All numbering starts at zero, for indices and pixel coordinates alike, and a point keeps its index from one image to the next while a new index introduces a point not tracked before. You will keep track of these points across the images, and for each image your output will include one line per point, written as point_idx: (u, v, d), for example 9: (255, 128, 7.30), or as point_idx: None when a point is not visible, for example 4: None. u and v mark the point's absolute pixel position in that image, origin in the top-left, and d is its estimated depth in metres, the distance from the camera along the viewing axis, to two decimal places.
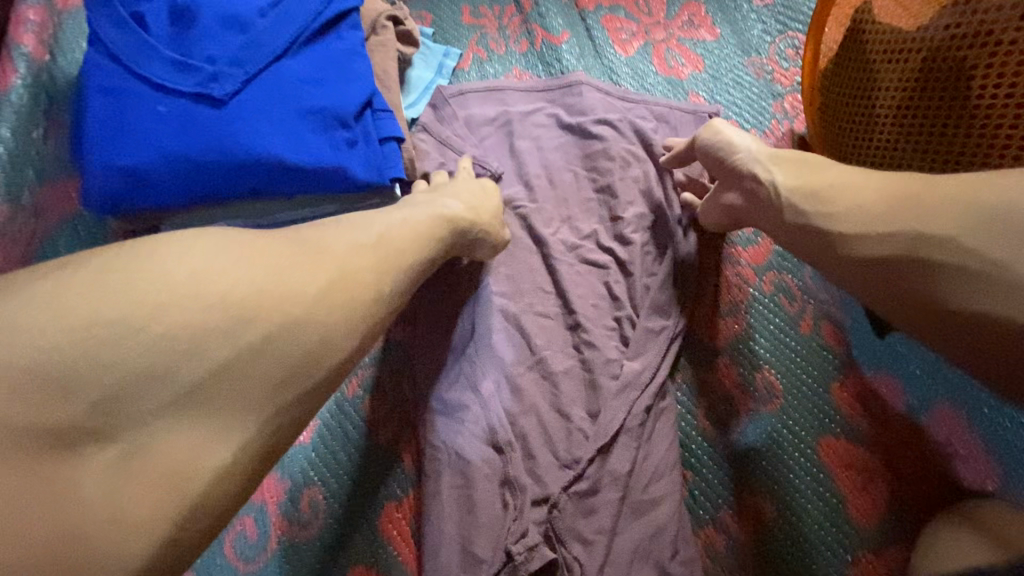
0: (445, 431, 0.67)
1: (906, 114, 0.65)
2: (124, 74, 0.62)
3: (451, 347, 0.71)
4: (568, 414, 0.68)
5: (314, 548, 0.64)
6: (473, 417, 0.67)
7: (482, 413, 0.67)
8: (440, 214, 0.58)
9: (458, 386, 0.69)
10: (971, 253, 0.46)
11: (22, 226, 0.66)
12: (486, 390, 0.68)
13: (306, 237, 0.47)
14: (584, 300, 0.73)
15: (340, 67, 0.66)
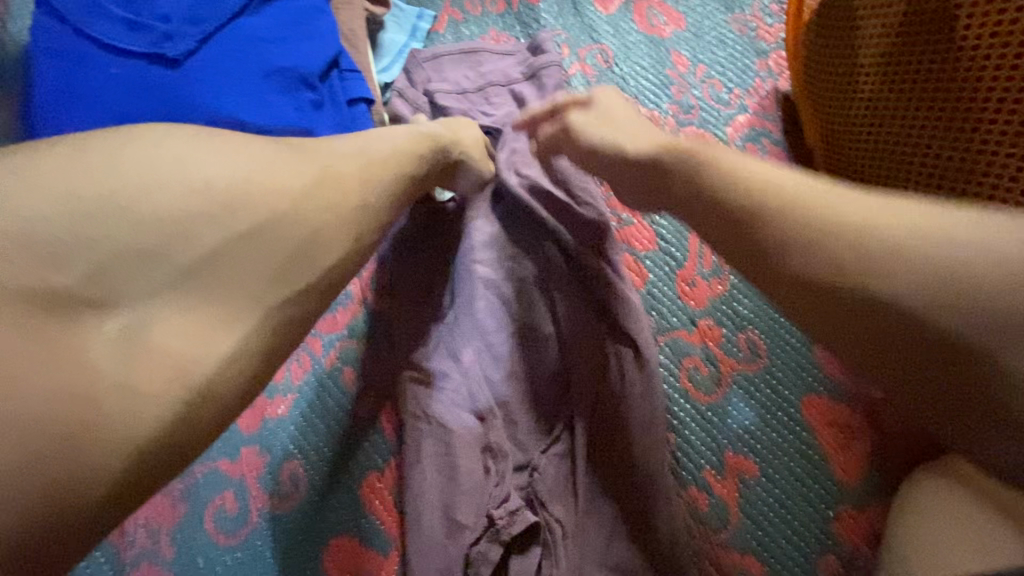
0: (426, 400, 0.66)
1: (886, 67, 0.64)
2: (74, 36, 0.60)
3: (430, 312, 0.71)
4: (550, 380, 0.67)
5: (295, 520, 0.63)
6: (453, 386, 0.66)
7: (463, 380, 0.67)
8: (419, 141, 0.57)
9: (438, 354, 0.68)
10: (939, 311, 0.38)
11: None
12: (466, 358, 0.68)
13: (261, 181, 0.46)
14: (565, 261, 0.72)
15: (302, 26, 0.65)
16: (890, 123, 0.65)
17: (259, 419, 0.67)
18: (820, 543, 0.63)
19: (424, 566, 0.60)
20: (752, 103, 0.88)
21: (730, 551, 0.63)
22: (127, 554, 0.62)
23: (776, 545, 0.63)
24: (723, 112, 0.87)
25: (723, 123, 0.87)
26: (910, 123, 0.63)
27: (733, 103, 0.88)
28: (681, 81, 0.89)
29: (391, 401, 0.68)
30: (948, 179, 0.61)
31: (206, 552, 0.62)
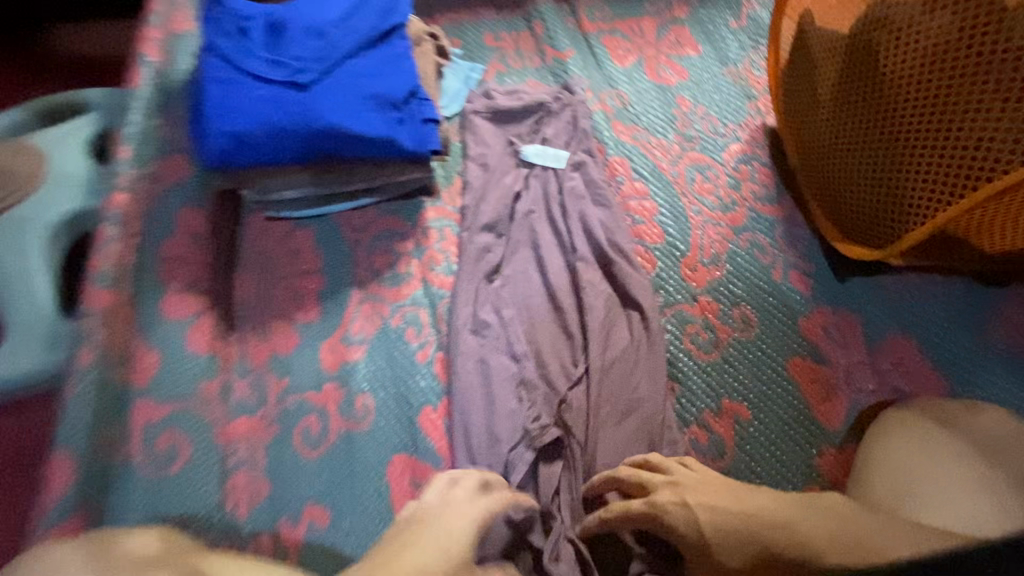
0: (470, 344, 0.83)
1: (841, 91, 0.82)
2: (232, 69, 0.81)
3: (479, 276, 0.89)
4: (568, 334, 0.83)
5: (366, 440, 0.77)
6: (489, 332, 0.84)
7: (500, 327, 0.84)
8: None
9: (482, 307, 0.86)
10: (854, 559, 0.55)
11: (145, 187, 0.84)
12: (502, 312, 0.85)
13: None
14: (585, 242, 0.90)
15: (393, 66, 0.87)
16: (848, 130, 0.81)
17: (339, 363, 0.83)
18: (805, 474, 0.74)
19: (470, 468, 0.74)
20: (744, 135, 1.07)
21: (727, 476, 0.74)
22: (230, 460, 0.75)
23: (766, 475, 0.74)
24: (720, 141, 1.06)
25: (719, 149, 1.05)
26: (858, 131, 0.80)
27: (728, 134, 1.07)
28: (685, 117, 1.09)
29: (444, 351, 0.84)
30: (911, 161, 0.73)
31: (294, 463, 0.76)
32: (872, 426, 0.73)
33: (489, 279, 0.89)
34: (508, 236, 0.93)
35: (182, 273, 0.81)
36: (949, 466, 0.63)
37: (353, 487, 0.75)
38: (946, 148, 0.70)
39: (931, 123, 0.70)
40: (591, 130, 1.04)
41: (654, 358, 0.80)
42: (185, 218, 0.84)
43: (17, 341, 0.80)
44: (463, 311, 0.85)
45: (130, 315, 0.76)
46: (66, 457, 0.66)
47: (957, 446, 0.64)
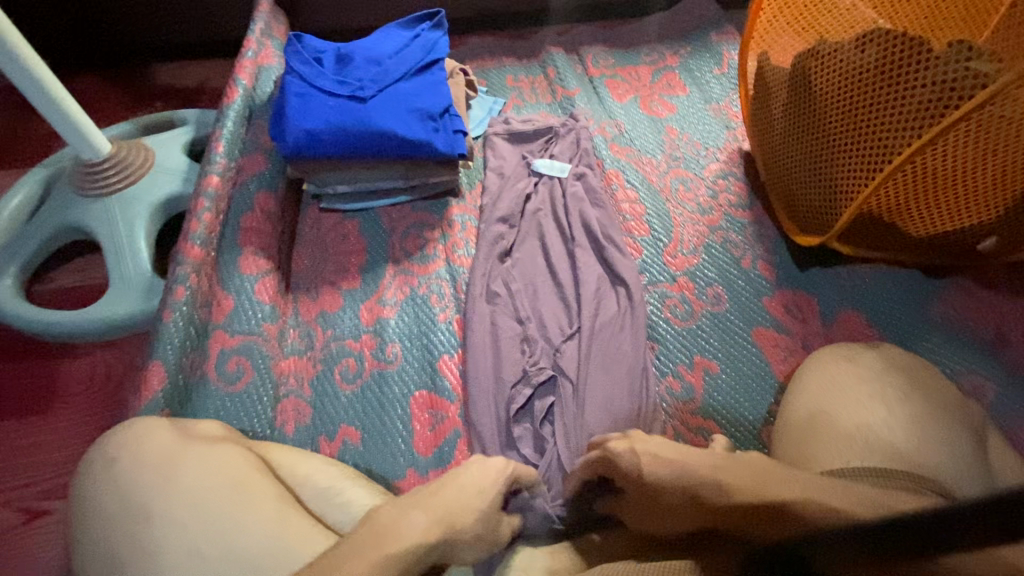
0: (483, 308, 0.98)
1: (790, 109, 0.99)
2: (308, 85, 1.04)
3: (492, 257, 1.06)
4: (564, 302, 0.99)
5: (394, 379, 0.93)
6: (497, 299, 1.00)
7: (506, 296, 1.00)
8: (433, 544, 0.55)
9: (494, 280, 1.02)
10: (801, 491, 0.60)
11: (231, 175, 1.05)
12: (509, 285, 1.01)
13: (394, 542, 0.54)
14: (582, 234, 1.08)
15: (432, 87, 1.09)
16: (796, 141, 0.99)
17: (374, 320, 1.00)
18: (764, 419, 0.87)
19: (478, 401, 0.89)
20: (723, 156, 1.26)
21: (696, 416, 0.87)
22: (281, 390, 0.91)
23: (728, 416, 0.87)
24: (702, 161, 1.25)
25: (701, 167, 1.24)
26: (800, 140, 0.98)
27: (709, 156, 1.26)
28: (673, 142, 1.29)
29: (461, 314, 1.00)
30: (841, 166, 0.90)
31: (333, 394, 0.91)
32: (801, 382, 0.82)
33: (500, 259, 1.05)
34: (518, 228, 1.10)
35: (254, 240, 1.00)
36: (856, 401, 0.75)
37: (380, 415, 0.89)
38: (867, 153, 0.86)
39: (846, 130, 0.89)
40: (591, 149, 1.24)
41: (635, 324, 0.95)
42: (259, 200, 1.05)
43: (121, 291, 0.99)
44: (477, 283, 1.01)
45: (213, 270, 0.96)
46: (160, 366, 0.83)
47: (868, 381, 0.77)
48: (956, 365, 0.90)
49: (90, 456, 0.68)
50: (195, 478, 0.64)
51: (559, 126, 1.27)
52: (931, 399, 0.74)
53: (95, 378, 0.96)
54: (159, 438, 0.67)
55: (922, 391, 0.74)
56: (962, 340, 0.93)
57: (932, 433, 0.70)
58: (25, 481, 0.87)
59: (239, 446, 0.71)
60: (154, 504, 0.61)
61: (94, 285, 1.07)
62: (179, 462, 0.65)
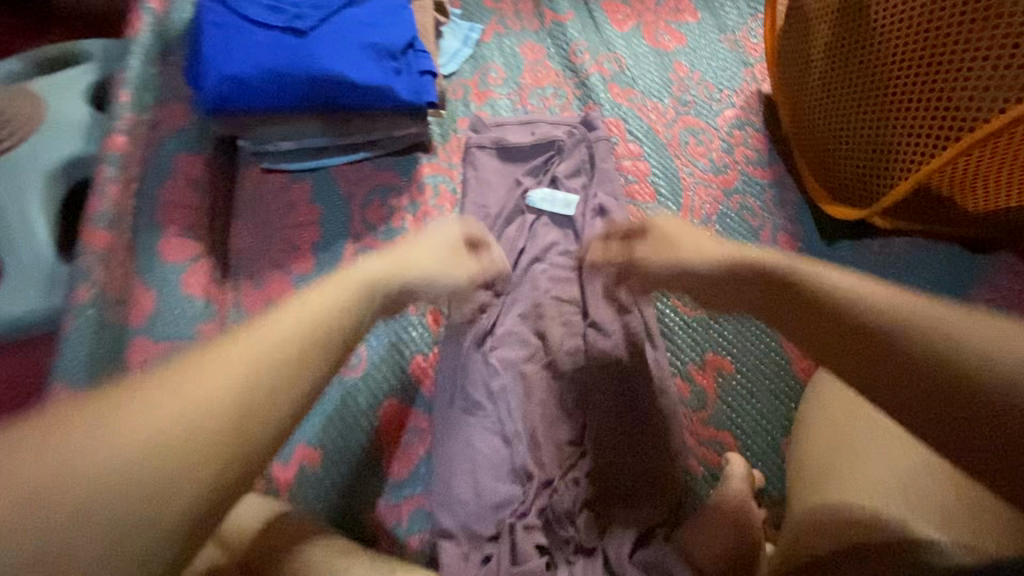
0: (472, 361, 0.79)
1: (831, 51, 0.82)
2: (230, 14, 0.81)
3: (475, 283, 0.84)
4: (575, 353, 0.80)
5: (358, 387, 0.79)
6: (490, 346, 0.81)
7: (500, 343, 0.81)
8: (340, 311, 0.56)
9: (472, 312, 0.82)
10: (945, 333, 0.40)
11: (142, 133, 0.84)
12: (502, 323, 0.82)
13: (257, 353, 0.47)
14: (589, 260, 0.86)
15: (391, 16, 0.87)
16: (835, 92, 0.82)
17: None
18: (781, 425, 0.77)
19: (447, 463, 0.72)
20: (739, 101, 1.07)
21: (708, 427, 0.76)
22: None
23: (745, 425, 0.76)
24: (715, 107, 1.07)
25: (714, 115, 1.06)
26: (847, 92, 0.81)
27: (723, 100, 1.07)
28: (681, 82, 1.09)
29: (435, 305, 0.86)
30: (891, 126, 0.75)
31: None
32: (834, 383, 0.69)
33: (491, 291, 0.84)
34: (508, 241, 0.89)
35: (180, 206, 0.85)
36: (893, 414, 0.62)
37: (341, 431, 0.76)
38: (926, 109, 0.70)
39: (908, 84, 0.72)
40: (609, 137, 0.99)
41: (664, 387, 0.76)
42: (182, 164, 0.86)
43: (17, 281, 0.82)
44: (460, 309, 0.82)
45: (129, 257, 0.79)
46: (65, 390, 0.67)
47: None
48: None
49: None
50: None
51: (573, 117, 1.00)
52: None
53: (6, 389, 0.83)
54: None
55: None
56: None
57: None
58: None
59: None
60: None
61: None
62: None
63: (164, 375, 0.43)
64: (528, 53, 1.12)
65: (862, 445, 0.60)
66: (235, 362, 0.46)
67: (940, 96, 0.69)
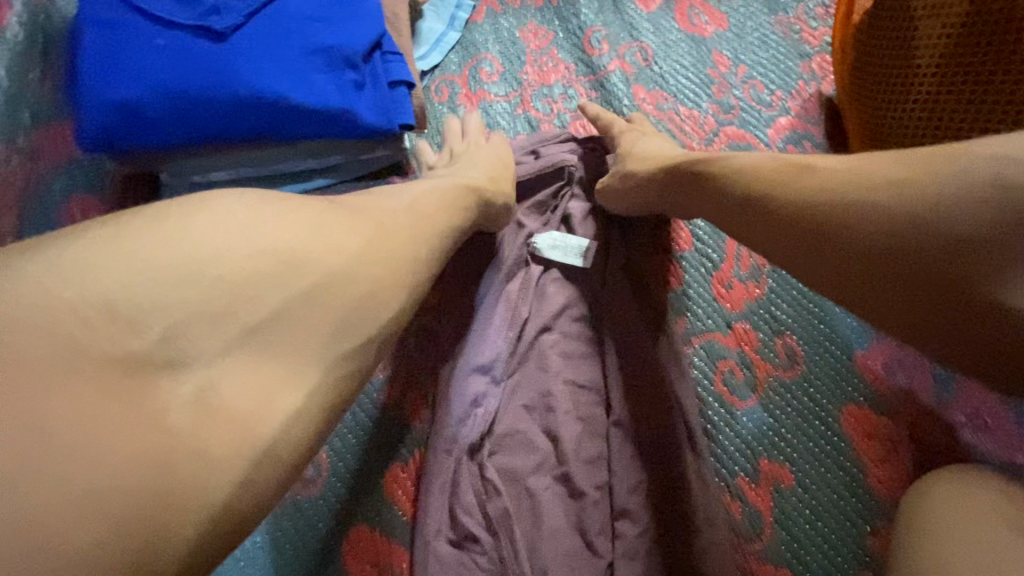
0: (464, 472, 0.61)
1: (948, 66, 0.63)
2: (119, 5, 0.58)
3: (466, 362, 0.66)
4: (596, 461, 0.63)
5: (319, 506, 0.62)
6: (489, 451, 0.63)
7: (502, 449, 0.63)
8: (461, 193, 0.57)
9: (463, 403, 0.64)
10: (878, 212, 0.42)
11: (19, 168, 0.61)
12: (501, 416, 0.64)
13: (319, 253, 0.41)
14: (613, 331, 0.67)
15: (349, 6, 0.64)
16: (947, 121, 0.64)
17: None
18: (856, 558, 0.60)
19: None
20: (794, 106, 0.86)
21: (762, 561, 0.60)
22: None
23: (810, 558, 0.60)
24: (765, 114, 0.86)
25: (764, 124, 0.85)
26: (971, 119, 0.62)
27: (775, 104, 0.86)
28: (722, 80, 0.87)
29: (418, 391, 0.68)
30: None
31: None
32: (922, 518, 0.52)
33: (492, 377, 0.65)
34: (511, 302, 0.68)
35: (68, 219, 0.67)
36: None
37: (297, 568, 0.60)
38: None
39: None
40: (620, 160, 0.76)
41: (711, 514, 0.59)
42: (76, 212, 0.68)
43: None
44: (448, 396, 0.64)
45: None
46: None
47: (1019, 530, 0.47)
48: None
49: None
50: None
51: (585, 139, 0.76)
52: None
53: None
54: None
55: None
56: None
57: None
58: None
59: None
60: None
61: None
62: None
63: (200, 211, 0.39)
64: (530, 39, 0.89)
65: None
66: (306, 220, 0.42)
67: None
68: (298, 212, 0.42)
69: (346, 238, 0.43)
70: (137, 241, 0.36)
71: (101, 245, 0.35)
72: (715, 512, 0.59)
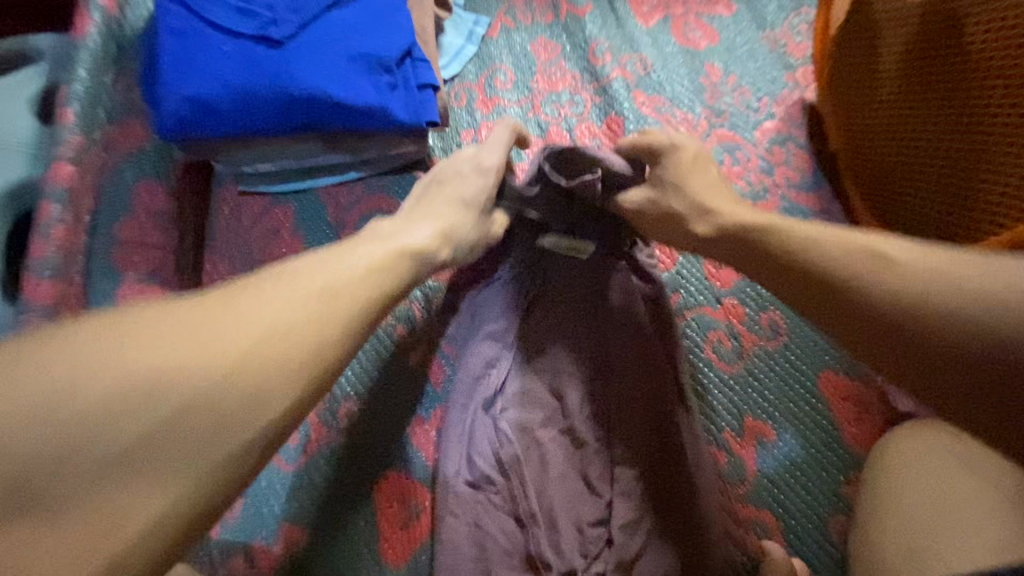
0: (478, 424, 0.69)
1: (907, 72, 0.69)
2: (192, 18, 0.68)
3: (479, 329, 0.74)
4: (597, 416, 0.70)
5: (352, 452, 0.70)
6: (502, 407, 0.70)
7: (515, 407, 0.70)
8: (396, 261, 0.55)
9: (477, 365, 0.72)
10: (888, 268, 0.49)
11: (94, 157, 0.72)
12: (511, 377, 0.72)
13: (235, 339, 0.42)
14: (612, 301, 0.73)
15: (384, 18, 0.74)
16: (911, 122, 0.70)
17: None
18: (831, 502, 0.67)
19: (453, 549, 0.63)
20: (779, 111, 0.95)
21: (746, 504, 0.67)
22: None
23: (789, 502, 0.67)
24: (753, 118, 0.95)
25: (751, 127, 0.94)
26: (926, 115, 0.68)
27: (762, 109, 0.95)
28: (714, 88, 0.97)
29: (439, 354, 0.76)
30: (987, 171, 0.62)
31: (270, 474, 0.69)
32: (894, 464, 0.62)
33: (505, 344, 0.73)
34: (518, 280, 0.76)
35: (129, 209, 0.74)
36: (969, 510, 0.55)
37: (333, 505, 0.68)
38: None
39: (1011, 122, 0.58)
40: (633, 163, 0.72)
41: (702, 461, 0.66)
42: (143, 194, 0.75)
43: None
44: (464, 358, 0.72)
45: (80, 305, 0.68)
46: None
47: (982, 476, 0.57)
48: None
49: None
50: None
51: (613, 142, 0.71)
52: None
53: None
54: None
55: None
56: None
57: None
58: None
59: None
60: None
61: None
62: None
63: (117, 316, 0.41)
64: (541, 52, 0.99)
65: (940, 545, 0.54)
66: (213, 317, 0.42)
67: None
68: (260, 295, 0.45)
69: (243, 328, 0.42)
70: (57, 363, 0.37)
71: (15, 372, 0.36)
72: (702, 457, 0.66)
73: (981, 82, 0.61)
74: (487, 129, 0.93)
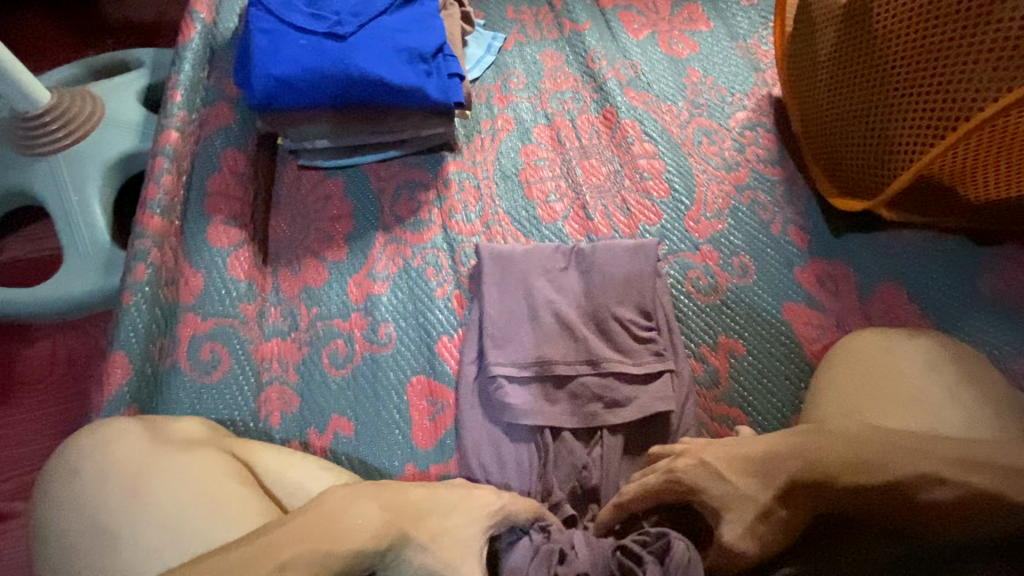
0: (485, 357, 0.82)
1: (838, 54, 0.86)
2: (277, 20, 0.89)
3: (491, 276, 0.86)
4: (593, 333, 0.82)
5: (390, 361, 0.85)
6: (506, 336, 0.82)
7: (537, 342, 0.81)
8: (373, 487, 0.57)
9: (487, 304, 0.84)
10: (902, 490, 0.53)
11: (191, 131, 0.93)
12: (513, 315, 0.84)
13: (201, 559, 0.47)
14: (598, 263, 0.86)
15: (424, 23, 0.94)
16: (839, 95, 0.87)
17: (366, 295, 0.90)
18: (792, 405, 0.82)
19: (473, 443, 0.77)
20: (750, 103, 1.11)
21: (720, 404, 0.82)
22: (264, 376, 0.83)
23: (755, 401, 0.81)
24: (728, 108, 1.10)
25: (726, 116, 1.09)
26: (848, 88, 0.85)
27: (735, 102, 1.11)
28: (695, 86, 1.13)
29: (462, 289, 0.91)
30: (897, 125, 0.79)
31: (323, 378, 0.83)
32: (845, 349, 0.74)
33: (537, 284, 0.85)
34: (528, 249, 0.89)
35: (212, 182, 0.91)
36: (896, 386, 0.66)
37: (374, 401, 0.82)
38: (928, 107, 0.75)
39: (912, 87, 0.76)
40: (644, 266, 0.85)
41: (680, 396, 0.79)
42: (228, 159, 0.93)
43: (77, 263, 0.91)
44: (478, 290, 0.87)
45: (178, 243, 0.86)
46: (123, 356, 0.75)
47: (910, 359, 0.69)
48: (1002, 348, 0.82)
49: (55, 464, 0.60)
50: (166, 496, 0.55)
51: (638, 288, 0.84)
52: (967, 364, 0.67)
53: (56, 364, 0.92)
54: (189, 482, 0.57)
55: (968, 372, 0.66)
56: (1013, 319, 0.84)
57: (956, 385, 0.65)
58: (8, 475, 0.86)
59: (220, 452, 0.62)
60: (125, 522, 0.54)
61: (52, 258, 1.00)
62: (150, 476, 0.57)
63: (157, 491, 0.56)
64: (548, 60, 1.17)
65: (882, 408, 0.65)
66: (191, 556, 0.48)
67: (939, 94, 0.73)
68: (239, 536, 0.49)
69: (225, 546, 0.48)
70: (121, 502, 0.55)
71: (110, 504, 0.55)
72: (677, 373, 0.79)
73: (888, 57, 0.78)
74: (503, 119, 1.09)
